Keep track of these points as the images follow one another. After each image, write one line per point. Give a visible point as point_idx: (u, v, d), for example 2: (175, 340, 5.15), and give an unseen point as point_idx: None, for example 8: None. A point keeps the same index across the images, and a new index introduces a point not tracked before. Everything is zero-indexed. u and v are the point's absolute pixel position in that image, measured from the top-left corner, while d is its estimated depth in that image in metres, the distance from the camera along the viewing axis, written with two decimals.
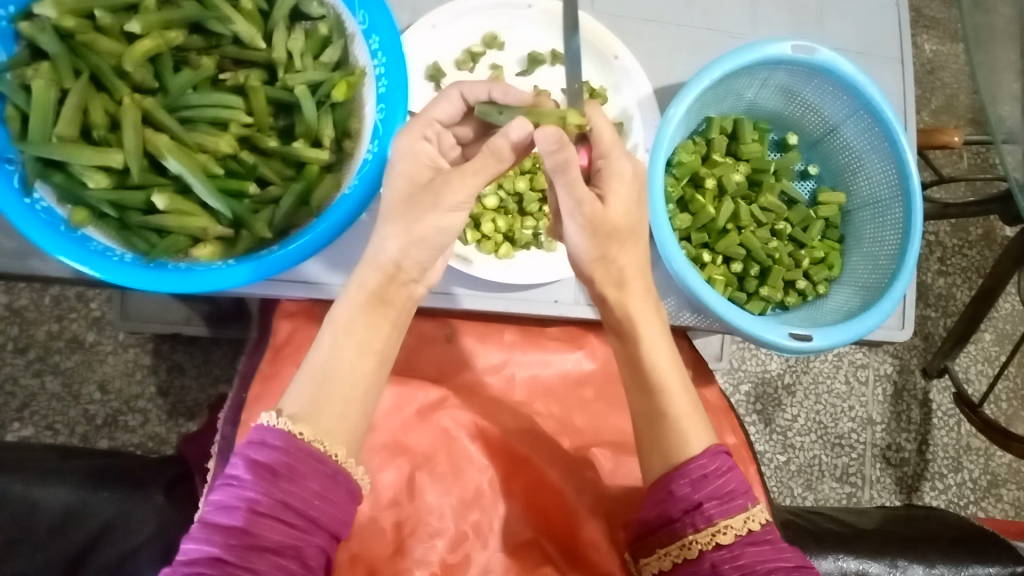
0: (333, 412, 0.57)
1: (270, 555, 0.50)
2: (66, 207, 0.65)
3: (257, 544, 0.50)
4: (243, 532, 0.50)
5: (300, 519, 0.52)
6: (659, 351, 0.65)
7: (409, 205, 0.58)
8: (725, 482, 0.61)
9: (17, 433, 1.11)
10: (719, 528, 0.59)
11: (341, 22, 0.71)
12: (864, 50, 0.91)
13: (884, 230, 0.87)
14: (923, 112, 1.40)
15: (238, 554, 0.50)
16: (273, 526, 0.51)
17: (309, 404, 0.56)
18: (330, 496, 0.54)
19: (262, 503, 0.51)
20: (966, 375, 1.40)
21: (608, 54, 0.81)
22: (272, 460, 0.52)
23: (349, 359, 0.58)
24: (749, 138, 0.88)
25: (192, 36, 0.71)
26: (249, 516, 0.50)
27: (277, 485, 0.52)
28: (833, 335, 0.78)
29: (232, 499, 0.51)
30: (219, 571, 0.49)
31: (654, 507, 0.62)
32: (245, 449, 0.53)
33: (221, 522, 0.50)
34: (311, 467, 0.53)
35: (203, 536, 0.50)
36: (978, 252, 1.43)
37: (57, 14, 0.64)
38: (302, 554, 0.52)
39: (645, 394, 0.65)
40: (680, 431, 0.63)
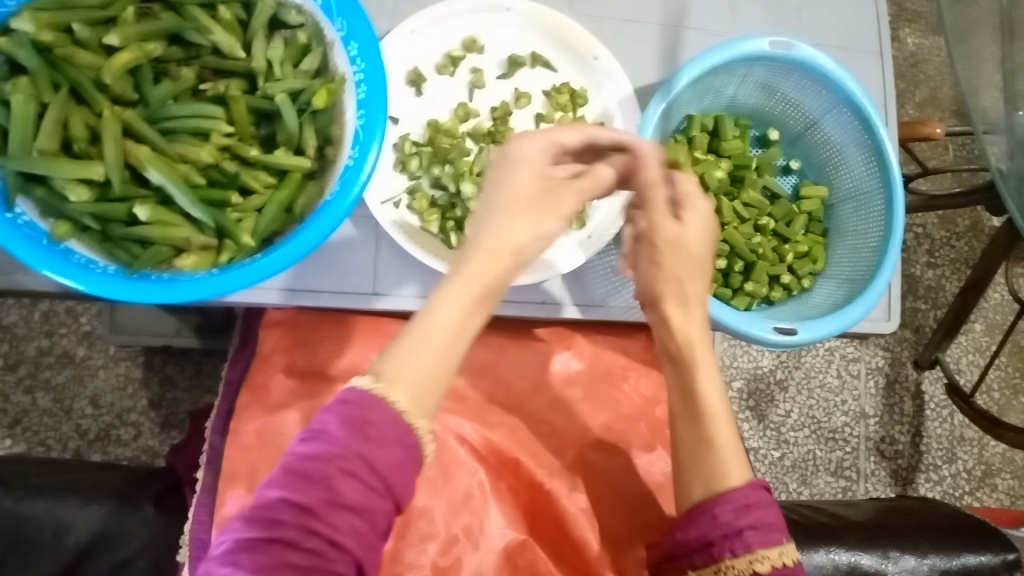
0: (419, 383, 0.51)
1: (349, 514, 0.47)
2: (49, 221, 0.65)
3: (337, 500, 0.47)
4: (326, 485, 0.47)
5: (380, 483, 0.49)
6: (710, 381, 0.68)
7: (536, 203, 0.56)
8: (767, 513, 0.63)
9: (8, 450, 1.10)
10: (757, 557, 0.60)
11: (320, 30, 0.71)
12: (843, 45, 0.91)
13: (866, 222, 0.87)
14: (908, 106, 1.41)
15: (319, 508, 0.46)
16: (354, 484, 0.48)
17: (395, 369, 0.51)
18: (410, 466, 0.50)
19: (347, 459, 0.48)
20: (958, 366, 1.40)
21: (587, 55, 0.82)
22: (359, 417, 0.49)
23: (446, 337, 0.52)
24: (730, 135, 0.88)
25: (171, 47, 0.71)
26: (332, 471, 0.47)
27: (364, 444, 0.49)
28: (817, 328, 0.78)
29: (317, 450, 0.48)
30: (301, 522, 0.46)
31: (694, 529, 0.65)
32: (339, 403, 0.50)
33: (306, 471, 0.47)
34: (398, 433, 0.50)
35: (286, 484, 0.47)
36: (966, 243, 1.43)
37: (34, 28, 0.64)
38: (377, 518, 0.48)
39: (693, 421, 0.68)
40: (724, 461, 0.66)
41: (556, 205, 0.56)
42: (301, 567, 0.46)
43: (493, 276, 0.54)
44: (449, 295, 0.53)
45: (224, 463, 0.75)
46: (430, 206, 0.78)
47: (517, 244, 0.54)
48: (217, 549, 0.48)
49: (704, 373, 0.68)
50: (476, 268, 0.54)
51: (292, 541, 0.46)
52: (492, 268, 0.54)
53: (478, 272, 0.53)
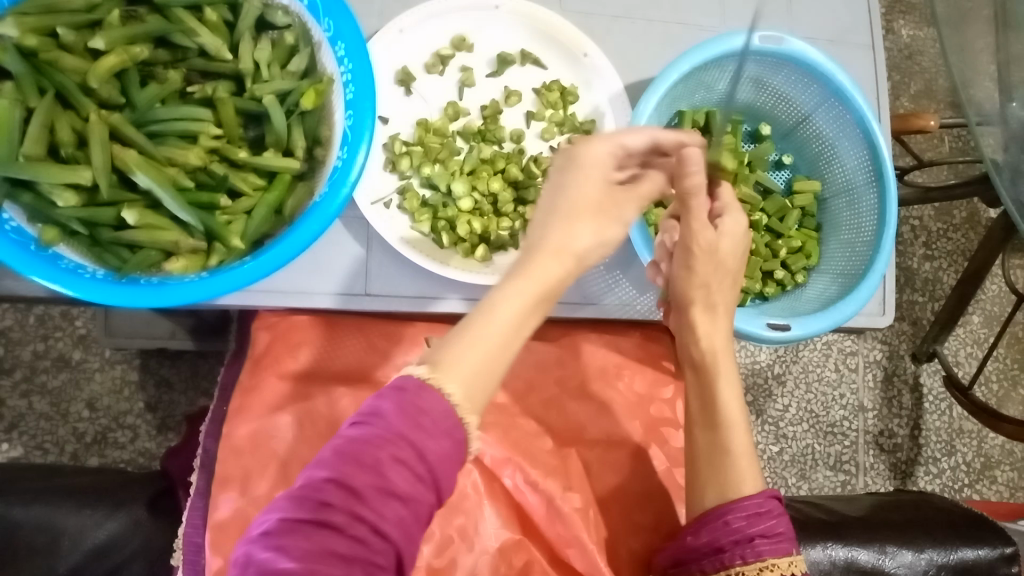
0: (473, 373, 0.50)
1: (396, 503, 0.46)
2: (37, 226, 0.65)
3: (387, 487, 0.46)
4: (378, 471, 0.46)
5: (428, 475, 0.47)
6: (729, 391, 0.73)
7: (600, 208, 0.58)
8: (778, 523, 0.65)
9: (5, 454, 1.10)
10: (766, 564, 0.63)
11: (307, 30, 0.71)
12: (835, 38, 0.91)
13: (860, 216, 0.87)
14: (903, 98, 1.40)
15: (368, 494, 0.45)
16: (404, 473, 0.46)
17: (451, 359, 0.50)
18: (456, 460, 0.49)
19: (400, 448, 0.47)
20: (956, 358, 1.40)
21: (577, 52, 0.82)
22: (415, 406, 0.48)
23: (508, 330, 0.52)
24: (722, 130, 0.88)
25: (158, 50, 0.71)
26: (385, 457, 0.46)
27: (417, 432, 0.47)
28: (812, 323, 0.78)
29: (369, 435, 0.47)
30: (349, 507, 0.45)
31: (705, 534, 0.67)
32: (395, 390, 0.48)
33: (357, 454, 0.46)
34: (450, 425, 0.49)
35: (336, 466, 0.45)
36: (963, 235, 1.43)
37: (19, 32, 0.64)
38: (421, 510, 0.47)
39: (710, 428, 0.73)
40: (738, 468, 0.70)
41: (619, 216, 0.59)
42: (347, 553, 0.44)
43: (553, 275, 0.54)
44: (514, 289, 0.53)
45: (217, 467, 0.75)
46: (420, 206, 0.78)
47: (574, 247, 0.56)
48: (256, 529, 0.46)
49: (724, 381, 0.74)
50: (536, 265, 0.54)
51: (337, 529, 0.44)
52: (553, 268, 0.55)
53: (540, 270, 0.54)
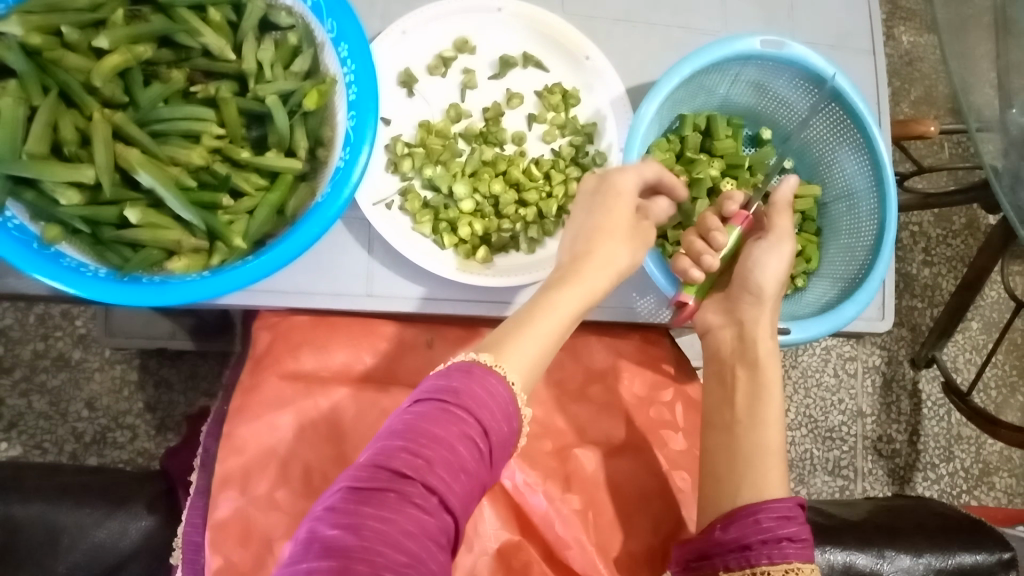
0: (525, 357, 0.60)
1: (460, 474, 0.50)
2: (39, 224, 0.65)
3: (443, 447, 0.50)
4: (449, 442, 0.50)
5: (486, 452, 0.53)
6: (775, 399, 0.78)
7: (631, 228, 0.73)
8: (802, 529, 0.67)
9: (4, 453, 1.10)
10: (793, 566, 0.64)
11: (310, 31, 0.72)
12: (836, 43, 0.91)
13: (859, 220, 0.87)
14: (903, 104, 1.41)
15: (439, 463, 0.50)
16: (457, 439, 0.51)
17: (514, 347, 0.60)
18: (500, 435, 0.54)
19: (452, 417, 0.52)
20: (955, 365, 1.40)
21: (579, 56, 0.82)
22: (474, 389, 0.54)
23: (561, 318, 0.65)
24: (721, 134, 0.88)
25: (161, 50, 0.71)
26: (454, 431, 0.51)
27: (477, 412, 0.53)
28: (811, 327, 0.79)
29: (421, 410, 0.52)
30: (421, 475, 0.49)
31: (734, 531, 0.68)
32: (461, 374, 0.55)
33: (428, 429, 0.50)
34: (492, 401, 0.54)
35: (408, 437, 0.50)
36: (962, 241, 1.43)
37: (23, 31, 0.64)
38: (472, 474, 0.51)
39: (750, 428, 0.76)
40: (771, 472, 0.73)
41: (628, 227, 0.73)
42: (403, 512, 0.47)
43: (596, 282, 0.68)
44: (561, 287, 0.67)
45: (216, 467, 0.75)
46: (422, 207, 0.78)
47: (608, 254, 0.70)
48: (321, 505, 0.48)
49: (772, 388, 0.78)
50: (579, 265, 0.69)
51: (394, 489, 0.48)
52: (612, 267, 0.70)
53: (591, 280, 0.68)
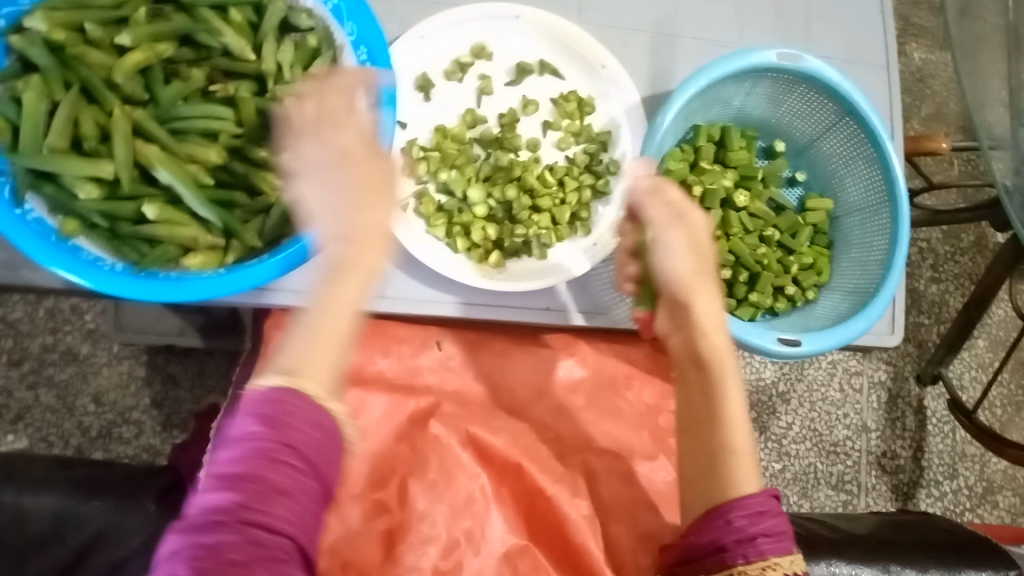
0: (321, 363, 0.56)
1: (285, 499, 0.50)
2: (58, 218, 0.65)
3: (270, 490, 0.50)
4: (259, 478, 0.50)
5: (304, 464, 0.52)
6: (734, 389, 0.62)
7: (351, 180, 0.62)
8: (779, 521, 0.58)
9: (10, 446, 1.11)
10: (770, 564, 0.55)
11: (330, 33, 0.71)
12: (851, 58, 0.92)
13: (871, 235, 0.88)
14: (913, 120, 1.41)
15: (257, 499, 0.49)
16: (286, 473, 0.51)
17: (303, 356, 0.56)
18: (328, 450, 0.54)
19: (275, 450, 0.51)
20: (960, 382, 1.40)
21: (596, 64, 0.82)
22: (275, 412, 0.52)
23: (338, 305, 0.58)
24: (737, 145, 0.89)
25: (183, 49, 0.71)
26: (260, 464, 0.50)
27: (283, 433, 0.51)
28: (822, 340, 0.78)
29: (244, 450, 0.51)
30: (242, 519, 0.49)
31: (706, 533, 0.58)
32: (254, 404, 0.52)
33: (236, 471, 0.50)
34: (311, 417, 0.53)
35: (221, 487, 0.50)
36: (970, 258, 1.43)
37: (47, 27, 0.65)
38: (307, 498, 0.52)
39: (708, 425, 0.62)
40: (741, 466, 0.60)
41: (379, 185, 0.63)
42: (244, 558, 0.48)
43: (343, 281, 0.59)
44: (350, 282, 0.59)
45: None
46: (436, 211, 0.78)
47: (353, 224, 0.60)
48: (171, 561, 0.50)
49: (731, 379, 0.63)
50: (355, 259, 0.59)
51: (232, 537, 0.48)
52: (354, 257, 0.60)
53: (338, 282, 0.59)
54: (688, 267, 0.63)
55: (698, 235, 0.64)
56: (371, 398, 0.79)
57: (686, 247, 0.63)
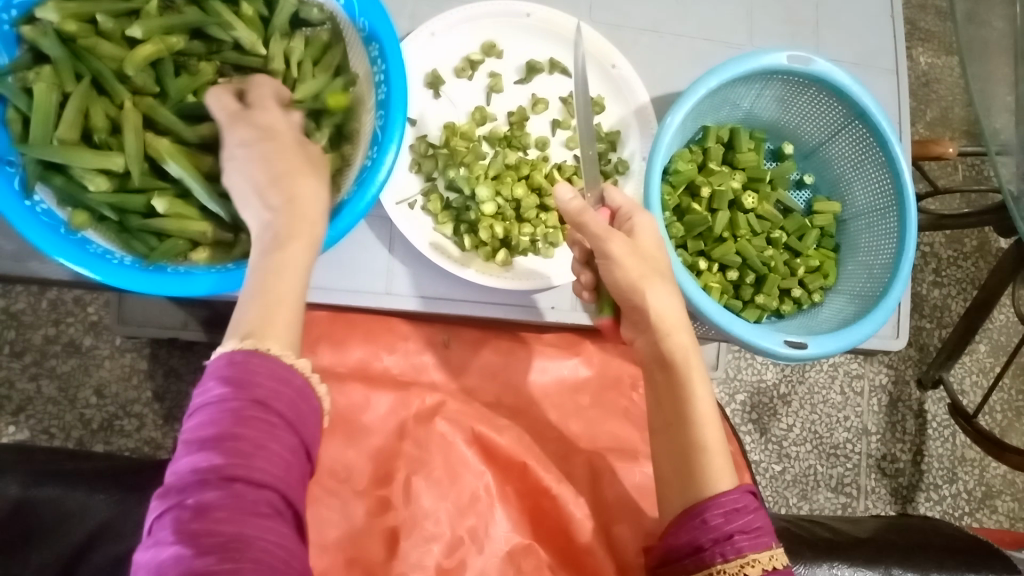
0: (282, 321, 0.51)
1: (265, 455, 0.45)
2: (67, 210, 0.65)
3: (248, 444, 0.44)
4: (232, 435, 0.44)
5: (279, 419, 0.47)
6: (702, 385, 0.62)
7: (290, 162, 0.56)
8: (756, 517, 0.58)
9: (12, 437, 1.11)
10: (748, 561, 0.55)
11: (340, 28, 0.72)
12: (859, 61, 0.92)
13: (879, 239, 0.88)
14: (918, 124, 1.41)
15: (234, 457, 0.44)
16: (263, 427, 0.45)
17: (259, 317, 0.50)
18: (303, 406, 0.49)
19: (244, 406, 0.46)
20: (961, 386, 1.40)
21: (606, 63, 0.82)
22: (237, 368, 0.47)
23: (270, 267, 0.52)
24: (745, 147, 0.89)
25: (194, 41, 0.71)
26: (231, 421, 0.45)
27: (251, 389, 0.46)
28: (827, 343, 0.78)
29: (209, 413, 0.45)
30: (222, 480, 0.43)
31: (684, 533, 0.58)
32: (214, 368, 0.47)
33: (206, 433, 0.44)
34: (281, 373, 0.48)
35: (193, 451, 0.44)
36: (972, 263, 1.43)
37: (59, 17, 0.65)
38: (289, 451, 0.46)
39: (678, 426, 0.62)
40: (715, 465, 0.60)
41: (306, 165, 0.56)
42: (233, 515, 0.43)
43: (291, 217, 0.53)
44: (292, 243, 0.53)
45: None
46: (443, 208, 0.78)
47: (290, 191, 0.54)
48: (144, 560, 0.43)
49: (696, 377, 0.62)
50: (298, 214, 0.53)
51: (216, 496, 0.43)
52: (297, 213, 0.54)
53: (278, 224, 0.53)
54: (633, 273, 0.62)
55: (640, 239, 0.64)
56: (376, 396, 0.79)
57: (627, 255, 0.62)
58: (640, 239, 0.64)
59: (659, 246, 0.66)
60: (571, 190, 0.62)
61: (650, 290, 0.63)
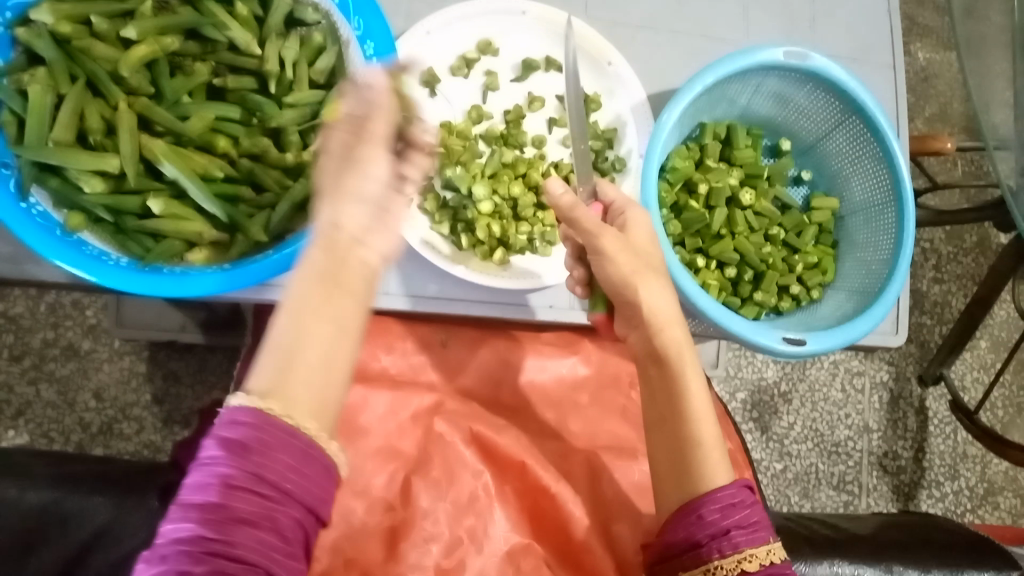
0: (300, 385, 0.48)
1: (248, 530, 0.44)
2: (62, 212, 0.65)
3: (232, 520, 0.44)
4: (218, 506, 0.44)
5: (274, 491, 0.45)
6: (696, 379, 0.62)
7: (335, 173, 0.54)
8: (752, 512, 0.58)
9: (11, 441, 1.10)
10: (745, 556, 0.56)
11: (335, 28, 0.70)
12: (856, 57, 0.92)
13: (877, 234, 0.87)
14: (917, 120, 1.41)
15: (215, 532, 0.44)
16: (250, 501, 0.45)
17: (274, 378, 0.48)
18: (308, 471, 0.47)
19: (235, 477, 0.45)
20: (962, 383, 1.40)
21: (602, 61, 0.81)
22: (237, 433, 0.46)
23: (298, 324, 0.49)
24: (742, 143, 0.89)
25: (188, 42, 0.71)
26: (219, 492, 0.44)
27: (247, 458, 0.45)
28: (826, 339, 0.78)
29: (203, 477, 0.45)
30: (200, 551, 0.44)
31: (681, 529, 0.58)
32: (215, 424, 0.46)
33: (195, 499, 0.44)
34: (284, 440, 0.46)
35: (178, 516, 0.45)
36: (972, 259, 1.43)
37: (53, 19, 0.65)
38: (281, 523, 0.45)
39: (673, 421, 0.61)
40: (711, 461, 0.59)
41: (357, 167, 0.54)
42: None
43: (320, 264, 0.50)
44: (328, 292, 0.49)
45: None
46: (440, 207, 0.78)
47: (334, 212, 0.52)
48: None
49: (691, 372, 0.62)
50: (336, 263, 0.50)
51: (197, 571, 0.43)
52: (338, 249, 0.51)
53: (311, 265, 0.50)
54: (625, 268, 0.63)
55: (634, 234, 0.66)
56: (374, 395, 0.78)
57: (619, 251, 0.63)
58: (633, 236, 0.65)
59: (653, 242, 0.67)
60: (562, 186, 0.63)
61: (643, 286, 0.63)
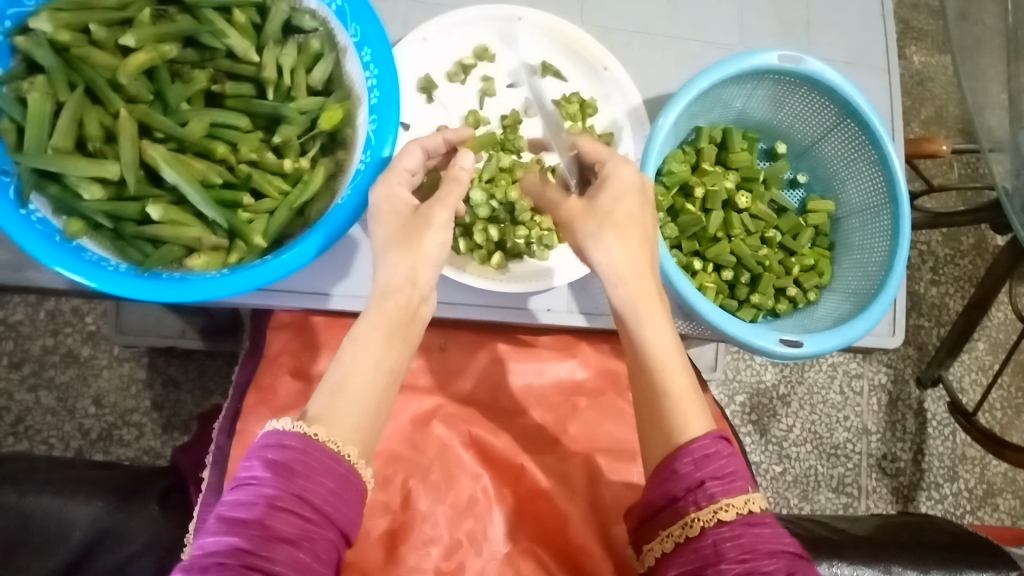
0: (350, 423, 0.57)
1: (287, 546, 0.50)
2: (62, 219, 0.65)
3: (274, 537, 0.50)
4: (260, 523, 0.50)
5: (314, 513, 0.52)
6: (658, 333, 0.63)
7: (406, 232, 0.62)
8: (728, 463, 0.59)
9: (11, 449, 1.11)
10: (721, 505, 0.56)
11: (333, 35, 0.71)
12: (851, 61, 0.92)
13: (872, 236, 0.88)
14: (913, 123, 1.42)
15: (255, 544, 0.50)
16: (292, 521, 0.51)
17: (321, 411, 0.57)
18: (343, 494, 0.54)
19: (280, 498, 0.51)
20: (961, 384, 1.40)
21: (598, 66, 0.82)
22: (285, 458, 0.53)
23: (363, 378, 0.59)
24: (738, 147, 0.90)
25: (186, 50, 0.71)
26: (263, 509, 0.51)
27: (293, 480, 0.52)
28: (822, 341, 0.78)
29: (249, 496, 0.51)
30: (240, 561, 0.49)
31: (659, 487, 0.59)
32: (260, 448, 0.54)
33: (238, 516, 0.51)
34: (324, 464, 0.54)
35: (222, 529, 0.50)
36: (970, 261, 1.43)
37: (52, 28, 0.64)
38: (320, 542, 0.52)
39: (644, 377, 0.63)
40: (681, 410, 0.61)
41: (427, 225, 0.62)
42: None
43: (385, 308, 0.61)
44: (393, 348, 0.61)
45: (229, 462, 0.76)
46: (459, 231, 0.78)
47: (411, 273, 0.61)
48: None
49: (652, 326, 0.63)
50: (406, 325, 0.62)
51: None
52: (387, 298, 0.61)
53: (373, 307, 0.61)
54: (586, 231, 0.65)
55: (613, 186, 0.65)
56: None
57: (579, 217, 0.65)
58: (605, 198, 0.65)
59: (642, 193, 0.67)
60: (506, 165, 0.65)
61: (600, 246, 0.64)
